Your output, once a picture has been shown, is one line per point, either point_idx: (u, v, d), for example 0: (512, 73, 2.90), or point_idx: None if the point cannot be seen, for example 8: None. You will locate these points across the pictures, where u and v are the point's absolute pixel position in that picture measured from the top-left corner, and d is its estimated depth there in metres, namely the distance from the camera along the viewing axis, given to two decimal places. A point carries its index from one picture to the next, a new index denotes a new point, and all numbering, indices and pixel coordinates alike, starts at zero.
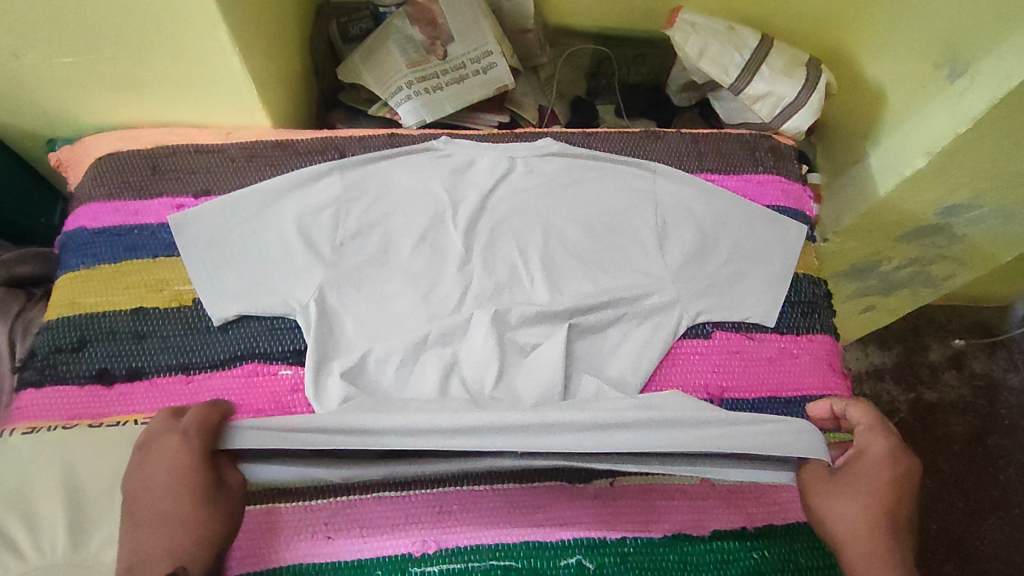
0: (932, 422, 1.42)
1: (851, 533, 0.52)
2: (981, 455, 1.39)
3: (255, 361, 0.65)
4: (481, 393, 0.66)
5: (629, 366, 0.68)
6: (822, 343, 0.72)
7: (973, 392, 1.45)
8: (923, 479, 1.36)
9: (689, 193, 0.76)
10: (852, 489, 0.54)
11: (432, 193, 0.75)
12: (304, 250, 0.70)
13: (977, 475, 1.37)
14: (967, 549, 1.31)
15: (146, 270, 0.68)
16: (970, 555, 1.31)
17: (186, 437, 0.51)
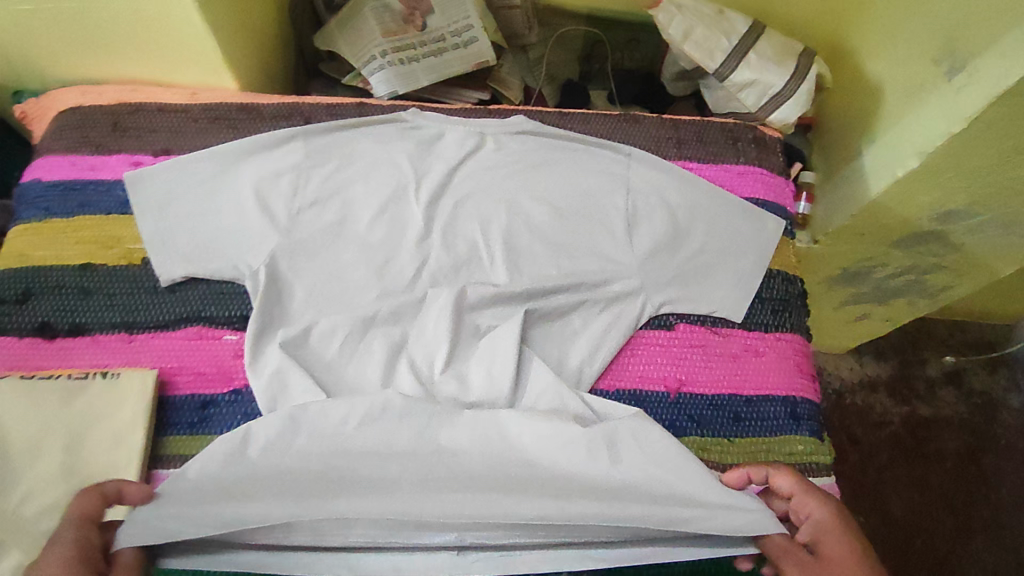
0: (925, 437, 1.38)
1: None
2: (974, 474, 1.35)
3: (199, 324, 0.64)
4: (428, 376, 0.65)
5: (584, 354, 0.66)
6: (791, 341, 0.68)
7: (970, 409, 1.41)
8: (910, 494, 1.32)
9: (663, 180, 0.74)
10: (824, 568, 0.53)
11: (395, 164, 0.73)
12: (259, 214, 0.68)
13: (967, 493, 1.33)
14: (951, 568, 1.27)
15: (98, 225, 0.67)
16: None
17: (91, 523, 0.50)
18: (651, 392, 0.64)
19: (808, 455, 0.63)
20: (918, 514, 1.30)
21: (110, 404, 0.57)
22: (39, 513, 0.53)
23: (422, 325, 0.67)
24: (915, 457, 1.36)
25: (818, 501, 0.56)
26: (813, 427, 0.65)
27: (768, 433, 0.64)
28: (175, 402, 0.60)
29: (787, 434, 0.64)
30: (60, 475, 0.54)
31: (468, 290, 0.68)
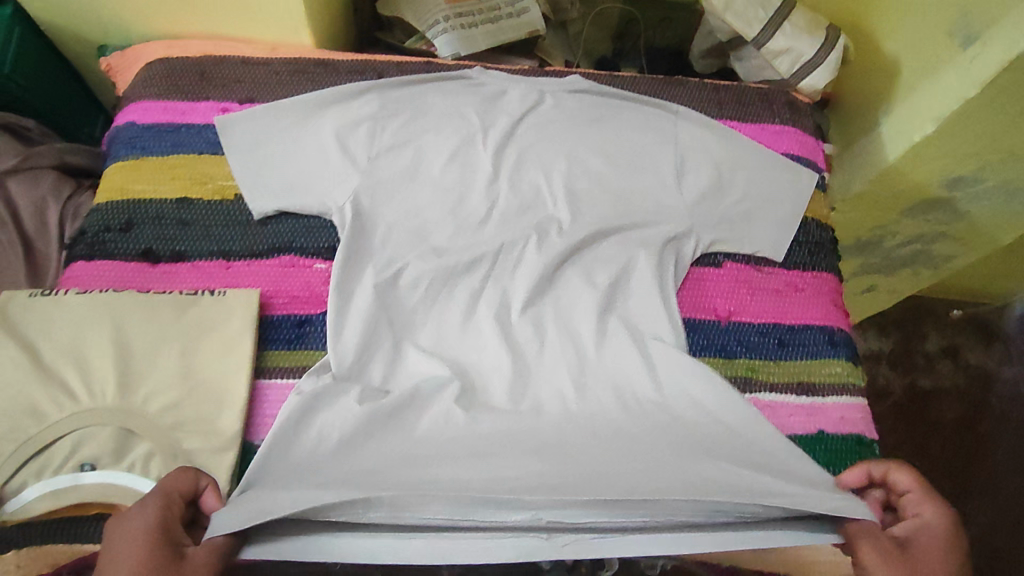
0: (925, 407, 1.46)
1: None
2: (971, 441, 1.43)
3: (292, 253, 0.69)
4: (503, 304, 0.71)
5: (635, 287, 0.72)
6: (826, 280, 0.75)
7: (967, 382, 1.49)
8: (913, 458, 1.40)
9: (708, 135, 0.80)
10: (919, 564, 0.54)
11: (462, 116, 0.78)
12: (340, 156, 0.73)
13: (965, 460, 1.41)
14: None
15: (191, 164, 0.72)
16: (954, 534, 1.34)
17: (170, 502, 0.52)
18: (702, 320, 0.71)
19: (846, 376, 0.69)
20: None
21: (218, 317, 0.63)
22: (162, 410, 0.58)
23: (495, 263, 0.73)
24: (916, 424, 1.44)
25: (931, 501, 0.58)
26: (849, 354, 0.71)
27: (808, 357, 0.70)
28: (273, 322, 0.66)
29: (825, 358, 0.70)
30: (178, 379, 0.59)
31: (535, 229, 0.74)
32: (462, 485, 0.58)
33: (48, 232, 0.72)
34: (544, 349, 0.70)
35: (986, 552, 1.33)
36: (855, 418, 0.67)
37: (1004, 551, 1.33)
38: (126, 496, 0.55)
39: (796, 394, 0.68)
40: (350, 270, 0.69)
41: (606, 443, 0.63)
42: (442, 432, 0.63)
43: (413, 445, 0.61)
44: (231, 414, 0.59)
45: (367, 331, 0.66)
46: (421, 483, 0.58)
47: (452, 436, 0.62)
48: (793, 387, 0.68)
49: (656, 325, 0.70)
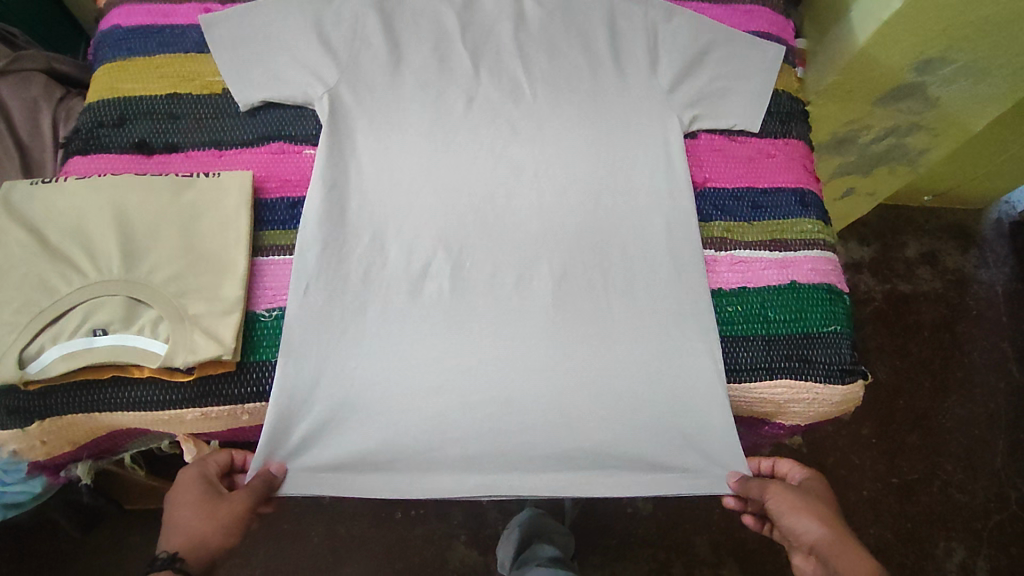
0: (903, 309, 1.49)
1: (822, 539, 0.55)
2: (949, 341, 1.47)
3: (281, 141, 0.71)
4: (487, 193, 0.71)
5: (615, 180, 0.72)
6: (797, 147, 0.78)
7: (946, 285, 1.53)
8: (892, 359, 1.44)
9: (680, 20, 0.81)
10: (812, 507, 0.58)
11: (437, 15, 0.79)
12: (322, 50, 0.74)
13: (943, 358, 1.45)
14: (930, 421, 1.39)
15: (178, 62, 0.74)
16: (933, 427, 1.38)
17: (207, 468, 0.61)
18: None
19: (817, 232, 0.72)
20: (897, 378, 1.42)
21: (211, 198, 0.65)
22: (167, 281, 0.60)
23: (479, 161, 0.72)
24: (898, 323, 1.48)
25: (807, 470, 0.65)
26: (820, 213, 0.74)
27: (780, 217, 0.73)
28: (267, 205, 0.68)
29: (796, 216, 0.73)
30: (180, 251, 0.62)
31: (511, 121, 0.75)
32: (456, 408, 0.62)
33: (41, 135, 0.74)
34: (523, 235, 0.69)
35: (965, 442, 1.38)
36: (825, 269, 0.71)
37: (983, 440, 1.38)
38: (138, 356, 0.58)
39: (769, 249, 0.71)
40: (334, 165, 0.70)
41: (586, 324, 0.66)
42: (428, 322, 0.64)
43: (403, 349, 0.63)
44: (234, 282, 0.61)
45: (356, 232, 0.67)
46: (423, 417, 0.62)
47: (444, 349, 0.64)
48: (766, 243, 0.72)
49: (641, 200, 0.71)
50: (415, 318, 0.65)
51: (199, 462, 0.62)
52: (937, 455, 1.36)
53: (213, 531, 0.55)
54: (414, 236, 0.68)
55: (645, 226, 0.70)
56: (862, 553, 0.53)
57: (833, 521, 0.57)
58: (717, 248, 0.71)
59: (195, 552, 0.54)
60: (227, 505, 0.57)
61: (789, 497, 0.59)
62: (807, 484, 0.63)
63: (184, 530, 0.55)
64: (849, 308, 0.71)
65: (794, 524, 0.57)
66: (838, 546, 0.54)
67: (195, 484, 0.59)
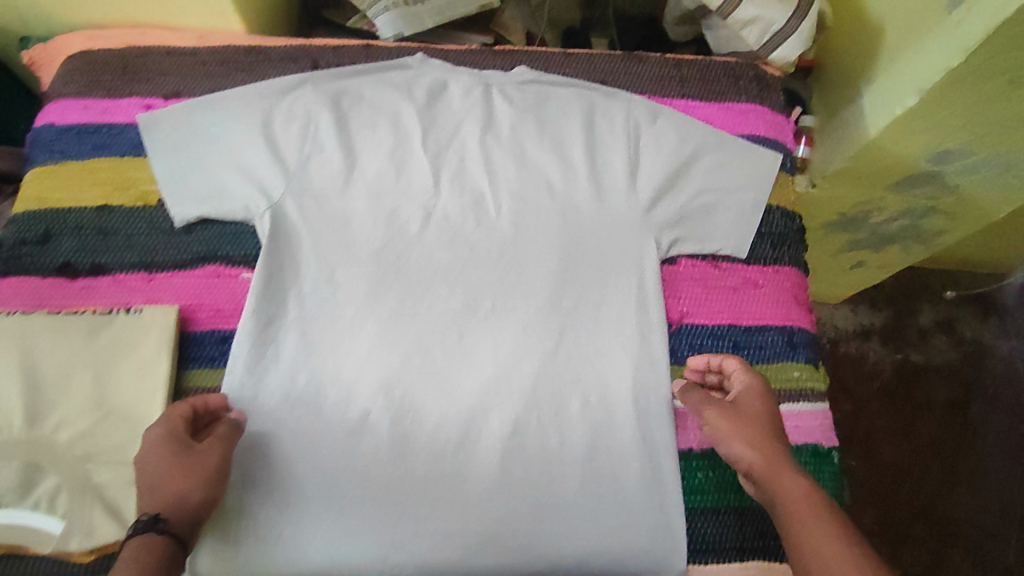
0: (917, 383, 1.41)
1: (762, 468, 0.53)
2: (963, 419, 1.39)
3: (217, 263, 0.66)
4: (433, 330, 0.65)
5: (581, 315, 0.66)
6: (789, 275, 0.70)
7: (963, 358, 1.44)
8: (899, 440, 1.36)
9: (666, 124, 0.74)
10: (743, 425, 0.56)
11: (398, 113, 0.72)
12: (268, 159, 0.68)
13: (956, 443, 1.37)
14: (937, 511, 1.32)
15: (112, 167, 0.68)
16: (944, 516, 1.31)
17: (175, 423, 0.54)
18: None
19: (804, 380, 0.66)
20: (903, 461, 1.35)
21: (131, 340, 0.59)
22: (74, 442, 0.55)
23: (429, 290, 0.66)
24: (911, 398, 1.40)
25: (750, 373, 0.60)
26: (808, 355, 0.68)
27: (763, 361, 0.66)
28: (195, 338, 0.63)
29: (784, 361, 0.67)
30: (90, 405, 0.57)
31: (468, 244, 0.68)
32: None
33: None
34: (472, 382, 0.63)
35: (972, 536, 1.30)
36: (810, 427, 0.65)
37: (993, 535, 1.30)
38: (32, 535, 0.53)
39: None
40: (266, 297, 0.64)
41: (538, 493, 0.60)
42: (359, 489, 0.59)
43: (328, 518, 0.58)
44: None
45: (290, 379, 0.62)
46: None
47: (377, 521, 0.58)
48: None
49: (605, 343, 0.65)
50: (349, 479, 0.59)
51: (165, 417, 0.54)
52: (944, 545, 1.29)
53: (191, 488, 0.51)
54: (352, 381, 0.62)
55: (607, 373, 0.64)
56: (789, 459, 0.53)
57: (771, 446, 0.54)
58: None
59: (183, 517, 0.51)
60: (207, 459, 0.53)
61: (725, 434, 0.56)
62: (743, 400, 0.58)
63: (159, 486, 0.51)
64: (837, 468, 0.65)
65: (728, 452, 0.56)
66: (768, 471, 0.53)
67: (170, 436, 0.53)
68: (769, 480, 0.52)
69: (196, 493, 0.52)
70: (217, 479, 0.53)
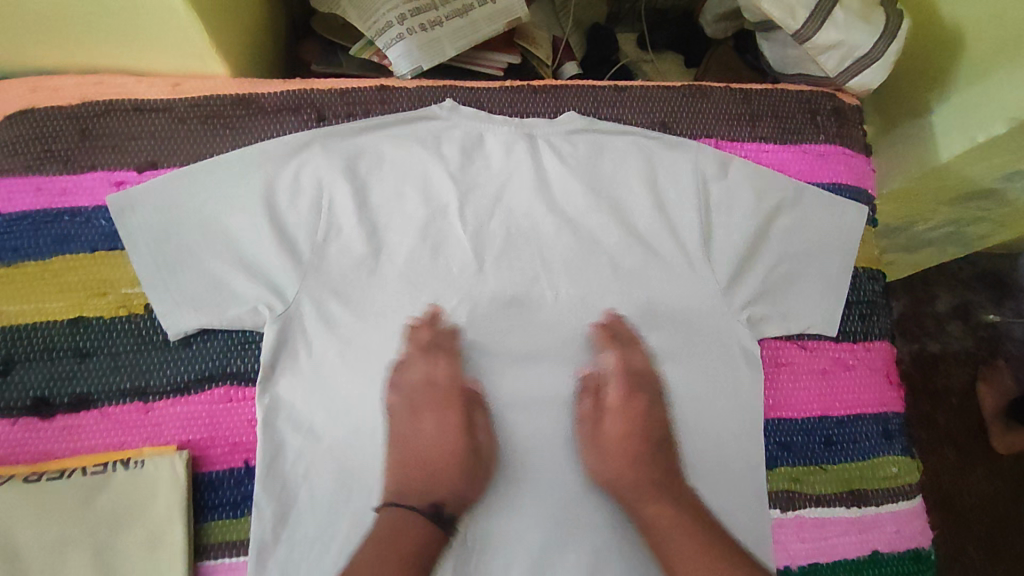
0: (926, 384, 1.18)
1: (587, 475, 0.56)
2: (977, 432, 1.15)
3: (227, 384, 0.55)
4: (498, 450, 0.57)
5: (660, 419, 0.58)
6: (879, 350, 0.64)
7: (974, 356, 1.19)
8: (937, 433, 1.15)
9: (741, 179, 0.63)
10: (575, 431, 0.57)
11: (428, 177, 0.61)
12: (279, 252, 0.56)
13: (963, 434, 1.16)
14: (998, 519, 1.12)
15: (82, 267, 0.56)
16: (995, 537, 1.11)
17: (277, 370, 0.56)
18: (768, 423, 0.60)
19: (903, 475, 0.61)
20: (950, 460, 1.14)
21: (136, 496, 0.51)
22: None
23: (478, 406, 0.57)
24: (916, 401, 1.18)
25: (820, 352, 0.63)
26: (904, 444, 0.62)
27: (859, 457, 0.61)
28: (211, 481, 0.54)
29: (881, 455, 0.61)
30: None
31: (524, 340, 0.59)
32: None
33: None
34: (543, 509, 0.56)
35: None
36: (912, 529, 0.61)
37: None
38: None
39: (847, 505, 0.60)
40: (302, 430, 0.55)
41: None
42: None
43: None
44: None
45: (326, 537, 0.53)
46: None
47: None
48: (843, 498, 0.60)
49: (685, 456, 0.58)
50: None
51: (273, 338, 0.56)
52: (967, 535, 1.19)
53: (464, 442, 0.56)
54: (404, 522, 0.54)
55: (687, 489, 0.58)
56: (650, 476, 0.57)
57: (640, 462, 0.57)
58: (785, 507, 0.59)
59: (458, 471, 0.56)
60: (448, 417, 0.57)
61: (599, 439, 0.57)
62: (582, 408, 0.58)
63: (426, 445, 0.56)
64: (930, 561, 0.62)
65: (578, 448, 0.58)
66: (643, 490, 0.56)
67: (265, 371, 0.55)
68: (638, 501, 0.56)
69: (469, 446, 0.56)
70: (474, 427, 0.57)
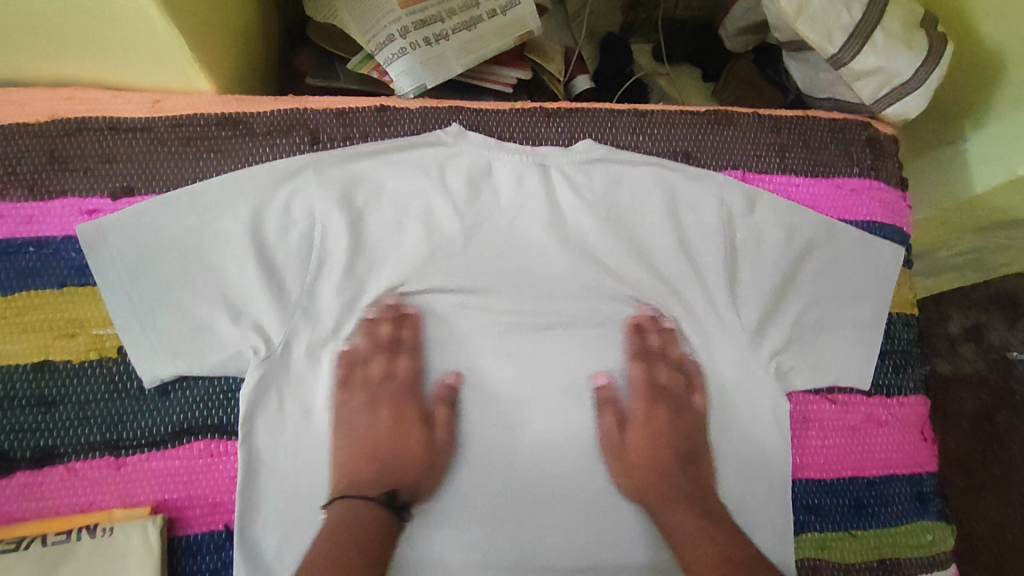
0: None
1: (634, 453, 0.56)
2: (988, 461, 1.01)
3: (208, 437, 0.51)
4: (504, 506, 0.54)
5: (672, 471, 0.55)
6: (915, 405, 0.60)
7: (994, 386, 1.03)
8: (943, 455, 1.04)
9: (768, 218, 0.59)
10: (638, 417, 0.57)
11: (431, 208, 0.56)
12: (266, 291, 0.52)
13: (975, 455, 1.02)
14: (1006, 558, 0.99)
15: (48, 305, 0.51)
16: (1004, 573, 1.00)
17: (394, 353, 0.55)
18: (800, 484, 0.57)
19: (938, 543, 0.58)
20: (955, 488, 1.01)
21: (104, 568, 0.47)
22: None
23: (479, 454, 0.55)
24: None
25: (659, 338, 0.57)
26: (939, 507, 0.59)
27: (891, 523, 0.57)
28: (189, 546, 0.50)
29: (915, 521, 0.58)
30: None
31: (532, 381, 0.56)
32: None
33: None
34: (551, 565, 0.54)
35: None
36: None
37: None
38: None
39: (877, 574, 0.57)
40: (289, 486, 0.51)
41: None
42: None
43: None
44: None
45: None
46: None
47: None
48: (874, 567, 0.57)
49: None
50: None
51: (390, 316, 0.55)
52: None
53: (408, 447, 0.54)
54: None
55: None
56: (677, 484, 0.55)
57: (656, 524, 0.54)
58: None
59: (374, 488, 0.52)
60: (404, 410, 0.56)
61: (593, 451, 0.56)
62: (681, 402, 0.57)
63: (342, 442, 0.53)
64: None
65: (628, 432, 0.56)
66: (660, 502, 0.54)
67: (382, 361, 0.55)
68: (664, 511, 0.54)
69: (415, 453, 0.54)
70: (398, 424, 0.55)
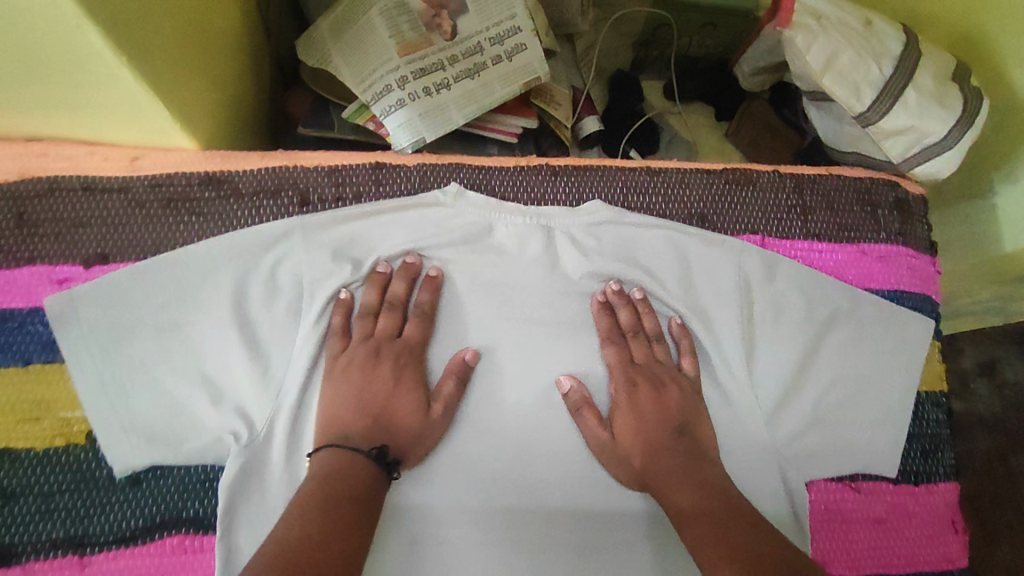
0: None
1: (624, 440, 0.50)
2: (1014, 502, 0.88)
3: (181, 532, 0.47)
4: None
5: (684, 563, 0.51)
6: (945, 494, 0.56)
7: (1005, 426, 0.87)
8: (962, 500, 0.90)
9: (789, 287, 0.55)
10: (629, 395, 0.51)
11: (434, 269, 0.53)
12: (249, 369, 0.49)
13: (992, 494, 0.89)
14: None
15: (11, 387, 0.47)
16: None
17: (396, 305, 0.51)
18: None
19: None
20: None
21: None
22: None
23: (485, 528, 0.50)
24: None
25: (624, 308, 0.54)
26: None
27: None
28: None
29: None
30: None
31: (532, 461, 0.52)
32: None
33: None
34: None
35: None
36: None
37: None
38: None
39: None
40: None
41: None
42: None
43: None
44: None
45: None
46: None
47: None
48: None
49: None
50: None
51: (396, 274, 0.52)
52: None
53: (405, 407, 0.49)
54: None
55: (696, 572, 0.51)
56: (673, 461, 0.48)
57: None
58: None
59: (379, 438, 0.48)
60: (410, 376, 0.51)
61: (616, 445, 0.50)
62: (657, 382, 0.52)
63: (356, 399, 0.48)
64: None
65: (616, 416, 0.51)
66: (666, 478, 0.48)
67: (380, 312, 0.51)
68: (662, 484, 0.48)
69: (410, 417, 0.49)
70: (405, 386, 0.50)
